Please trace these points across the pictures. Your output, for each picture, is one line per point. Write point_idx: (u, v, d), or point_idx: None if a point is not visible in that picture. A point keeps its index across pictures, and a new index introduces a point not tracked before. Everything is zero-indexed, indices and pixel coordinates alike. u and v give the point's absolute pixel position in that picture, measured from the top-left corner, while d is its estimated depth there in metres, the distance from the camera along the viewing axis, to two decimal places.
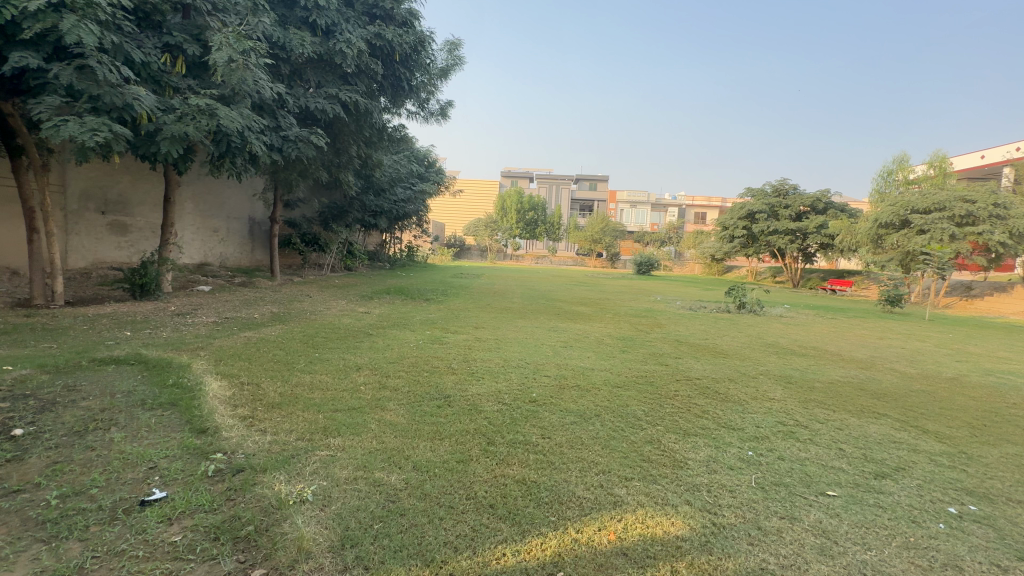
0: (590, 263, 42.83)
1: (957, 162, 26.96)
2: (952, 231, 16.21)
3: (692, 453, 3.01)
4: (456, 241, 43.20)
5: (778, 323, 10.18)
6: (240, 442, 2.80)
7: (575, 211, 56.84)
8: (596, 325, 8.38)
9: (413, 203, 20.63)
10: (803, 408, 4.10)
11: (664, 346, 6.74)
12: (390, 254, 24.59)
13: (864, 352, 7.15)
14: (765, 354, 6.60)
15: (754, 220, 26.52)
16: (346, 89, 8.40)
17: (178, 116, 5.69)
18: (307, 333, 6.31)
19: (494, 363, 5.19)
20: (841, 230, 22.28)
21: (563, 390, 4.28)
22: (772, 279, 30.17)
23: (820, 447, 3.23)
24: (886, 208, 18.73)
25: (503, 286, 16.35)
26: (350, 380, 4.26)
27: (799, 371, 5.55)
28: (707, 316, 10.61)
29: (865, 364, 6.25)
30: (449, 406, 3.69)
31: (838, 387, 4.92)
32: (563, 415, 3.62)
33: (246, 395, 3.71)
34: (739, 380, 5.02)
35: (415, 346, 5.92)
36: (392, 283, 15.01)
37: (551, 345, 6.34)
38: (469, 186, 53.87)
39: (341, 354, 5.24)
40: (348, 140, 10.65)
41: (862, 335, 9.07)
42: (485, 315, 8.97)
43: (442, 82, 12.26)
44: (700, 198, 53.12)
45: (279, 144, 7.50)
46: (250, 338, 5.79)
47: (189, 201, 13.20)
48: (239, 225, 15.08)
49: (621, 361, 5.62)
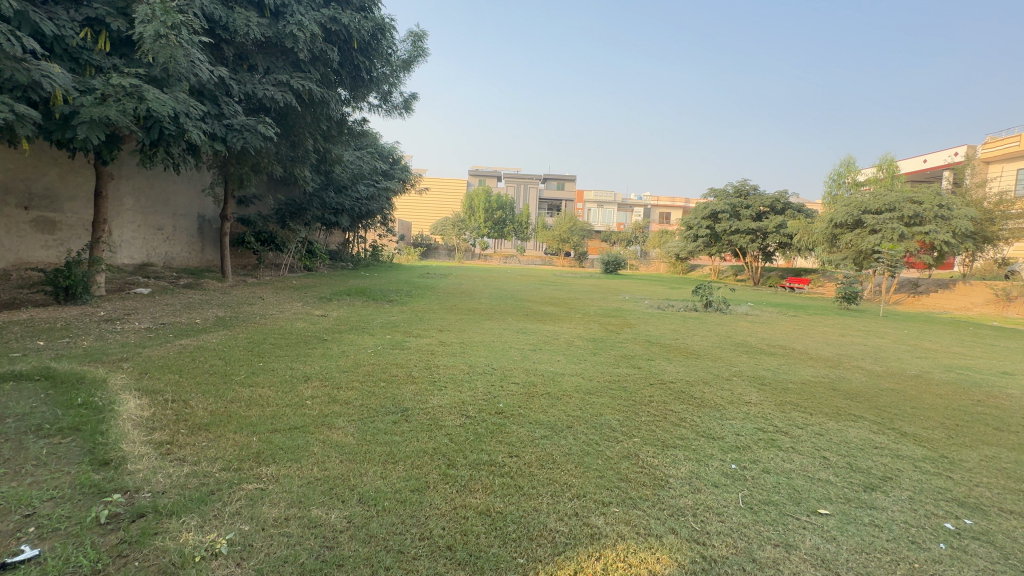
0: (557, 262, 42.90)
1: (904, 165, 28.35)
2: (901, 231, 16.94)
3: (673, 470, 2.75)
4: (422, 241, 42.42)
5: (744, 321, 10.23)
6: (147, 478, 2.34)
7: (543, 211, 56.93)
8: (566, 326, 8.14)
9: (377, 201, 19.93)
10: (780, 412, 3.94)
11: (636, 347, 6.56)
12: (353, 253, 23.71)
13: (830, 350, 7.19)
14: (736, 353, 6.50)
15: (717, 220, 27.09)
16: (298, 76, 7.81)
17: (99, 98, 5.05)
18: (253, 339, 5.76)
19: (458, 369, 4.84)
20: (798, 229, 23.02)
21: (532, 399, 3.97)
22: (734, 277, 31.02)
23: (803, 456, 3.05)
24: (840, 208, 19.43)
25: (470, 286, 15.98)
26: (296, 394, 3.82)
27: (771, 371, 5.46)
28: (675, 315, 10.57)
29: (833, 362, 6.24)
30: (406, 421, 3.32)
31: (811, 388, 4.81)
32: (533, 428, 3.32)
33: (168, 416, 3.21)
34: (714, 382, 4.84)
35: (373, 352, 5.47)
36: (354, 284, 14.36)
37: (519, 348, 6.03)
38: (435, 184, 53.10)
39: (289, 363, 4.77)
40: (304, 132, 10.05)
41: (826, 333, 9.19)
42: (451, 316, 8.59)
43: (405, 74, 11.75)
44: (664, 199, 54.23)
45: (222, 133, 6.86)
46: (186, 347, 5.21)
47: (130, 196, 12.20)
48: (186, 222, 14.09)
49: (592, 364, 5.36)
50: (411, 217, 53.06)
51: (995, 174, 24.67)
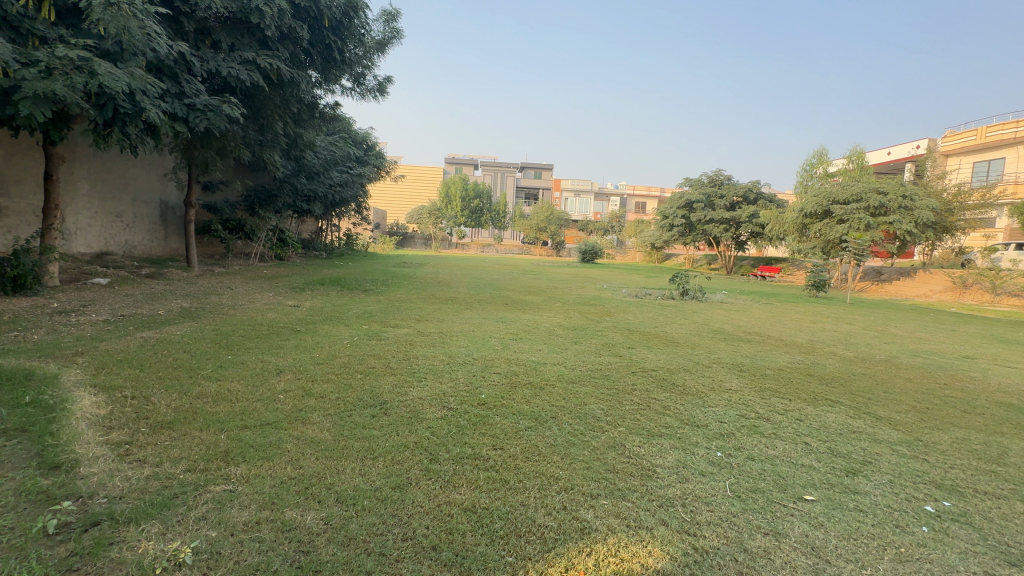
0: (535, 251, 42.88)
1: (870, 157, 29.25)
2: (867, 221, 17.49)
3: (660, 459, 2.71)
4: (398, 230, 41.71)
5: (720, 309, 10.39)
6: (102, 483, 2.15)
7: (520, 200, 56.69)
8: (546, 315, 8.09)
9: (351, 188, 19.39)
10: (761, 399, 3.97)
11: (616, 335, 6.55)
12: (326, 242, 23.10)
13: (803, 337, 7.35)
14: (714, 341, 6.56)
15: (692, 209, 27.46)
16: (265, 54, 7.42)
17: (44, 71, 4.65)
18: (222, 331, 5.49)
19: (438, 360, 4.71)
20: (770, 219, 23.55)
21: (515, 390, 3.89)
22: (708, 266, 31.63)
23: (785, 442, 3.07)
24: (811, 198, 19.92)
25: (448, 275, 15.77)
26: (268, 388, 3.64)
27: (749, 358, 5.53)
28: (653, 303, 10.67)
29: (807, 348, 6.37)
30: (385, 414, 3.20)
31: (788, 375, 4.88)
32: (517, 419, 3.24)
33: (128, 414, 2.99)
34: (695, 369, 4.87)
35: (349, 343, 5.29)
36: (328, 273, 13.97)
37: (499, 338, 5.94)
38: (411, 172, 52.19)
39: (260, 355, 4.56)
40: (272, 114, 9.62)
41: (798, 320, 9.41)
42: (429, 306, 8.43)
43: (379, 56, 11.36)
44: (640, 189, 54.73)
45: (183, 114, 6.46)
46: (149, 339, 4.93)
47: (85, 181, 11.51)
48: (147, 209, 13.40)
49: (574, 353, 5.32)
50: (386, 205, 52.09)
51: (954, 166, 25.69)
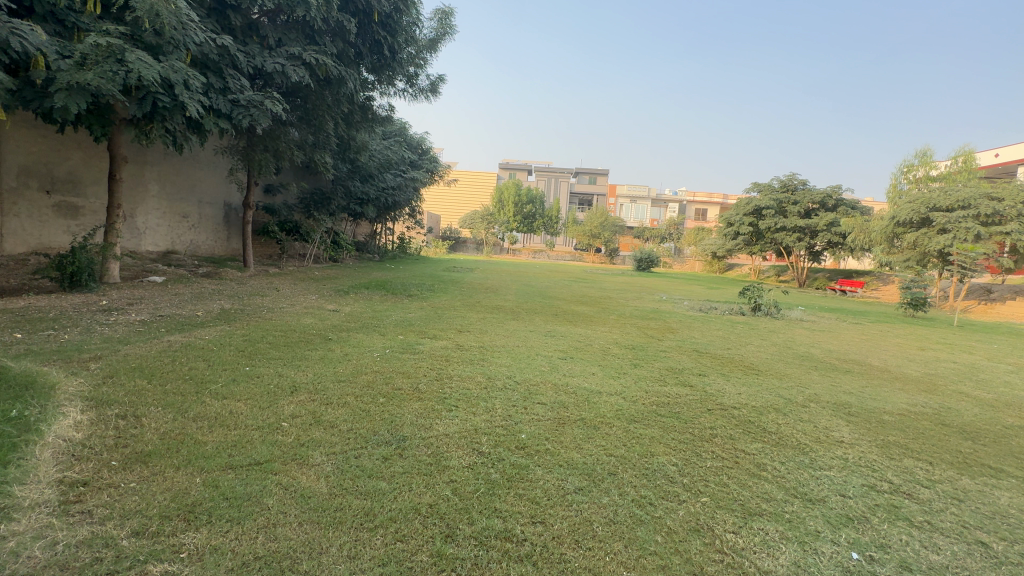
0: (588, 258, 41.68)
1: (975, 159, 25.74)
2: (978, 231, 15.13)
3: (770, 563, 1.90)
4: (451, 234, 42.02)
5: (801, 329, 9.07)
6: (17, 552, 1.66)
7: (574, 205, 55.69)
8: (600, 329, 7.29)
9: (404, 192, 19.35)
10: (892, 461, 2.99)
11: (682, 359, 5.63)
12: (380, 245, 23.30)
13: (916, 369, 6.06)
14: (803, 370, 5.49)
15: (761, 216, 25.38)
16: (312, 49, 7.22)
17: (81, 62, 4.52)
18: (250, 337, 5.15)
19: (474, 383, 4.05)
20: (854, 228, 21.21)
21: (563, 429, 3.15)
22: (777, 278, 29.21)
23: (950, 541, 2.14)
24: (905, 205, 17.64)
25: (496, 281, 15.26)
26: (277, 411, 3.13)
27: (856, 397, 4.48)
28: (720, 319, 9.54)
29: (927, 386, 5.14)
30: (399, 458, 2.57)
31: (916, 423, 3.80)
32: (564, 474, 2.53)
33: (107, 440, 2.55)
34: (789, 410, 3.91)
35: (378, 357, 4.76)
36: (376, 276, 13.83)
37: (547, 356, 5.22)
38: (465, 177, 52.64)
39: (280, 368, 4.11)
40: (323, 115, 9.56)
41: (900, 345, 7.96)
42: (472, 315, 7.85)
43: (431, 55, 11.03)
44: (701, 193, 52.06)
45: (227, 110, 6.29)
46: (173, 345, 4.63)
47: (155, 182, 12.00)
48: (211, 210, 13.88)
49: (634, 380, 4.50)
50: (440, 210, 52.80)
51: None
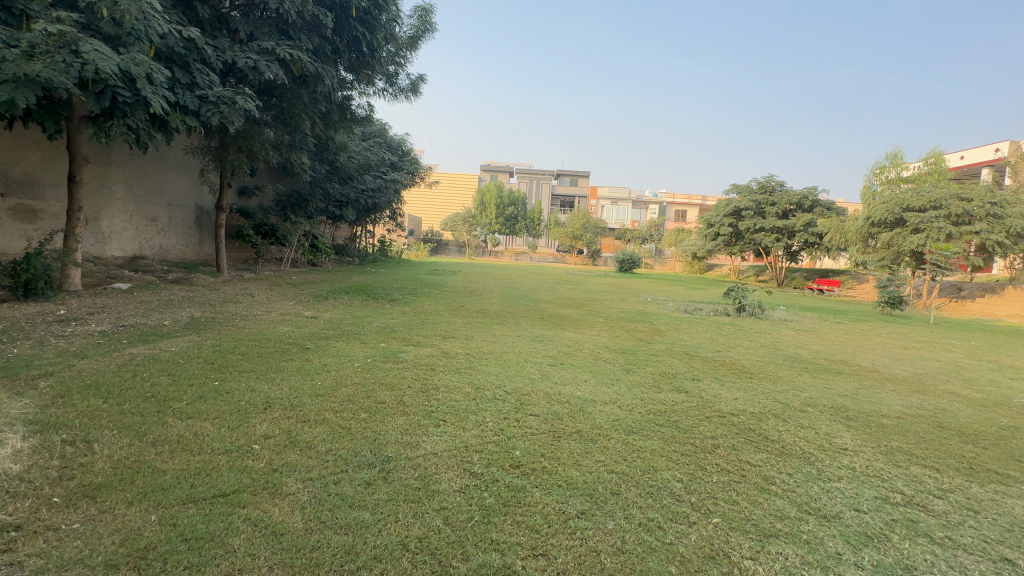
0: (571, 260, 41.73)
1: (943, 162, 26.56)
2: (949, 231, 15.54)
3: None
4: (433, 237, 41.60)
5: (786, 329, 9.09)
6: None
7: (555, 207, 55.80)
8: (588, 333, 7.14)
9: (385, 194, 18.96)
10: (900, 469, 2.89)
11: (674, 363, 5.51)
12: (360, 248, 22.81)
13: (903, 369, 6.07)
14: (795, 372, 5.42)
15: (741, 217, 25.73)
16: (286, 44, 6.92)
17: (30, 52, 4.18)
18: (221, 348, 4.83)
19: (462, 394, 3.83)
20: (830, 228, 21.65)
21: (559, 444, 2.95)
22: (756, 278, 29.66)
23: (976, 559, 2.02)
24: (879, 205, 18.04)
25: (480, 284, 15.03)
26: (248, 432, 2.86)
27: (851, 399, 4.41)
28: (706, 321, 9.51)
29: (918, 387, 5.12)
30: (383, 483, 2.35)
31: (915, 427, 3.73)
32: (564, 495, 2.34)
33: (50, 472, 2.26)
34: (788, 416, 3.80)
35: (359, 367, 4.49)
36: (357, 280, 13.46)
37: (536, 363, 5.03)
38: (446, 179, 52.25)
39: (253, 381, 3.83)
40: (299, 113, 9.24)
41: (884, 345, 8.02)
42: (457, 319, 7.62)
43: (411, 53, 10.78)
44: (680, 196, 52.76)
45: (195, 107, 5.96)
46: (135, 358, 4.29)
47: (121, 184, 11.44)
48: (181, 213, 13.32)
49: (628, 387, 4.34)
50: (422, 212, 52.27)
51: None
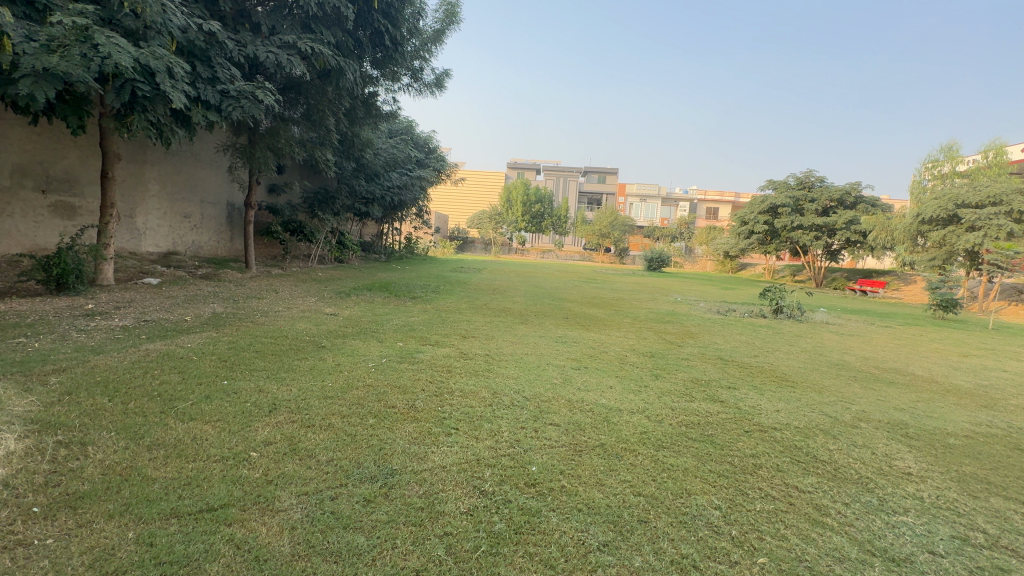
0: (597, 258, 41.10)
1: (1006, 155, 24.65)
2: (1010, 229, 14.38)
3: None
4: (459, 234, 41.68)
5: (829, 333, 8.51)
6: None
7: (582, 205, 55.13)
8: (614, 334, 6.81)
9: (411, 191, 18.95)
10: (978, 502, 2.49)
11: (707, 368, 5.12)
12: (386, 245, 22.96)
13: (964, 380, 5.51)
14: (843, 381, 4.96)
15: (777, 214, 24.65)
16: (307, 37, 6.84)
17: (49, 46, 4.17)
18: (236, 345, 4.74)
19: (478, 399, 3.60)
20: (875, 225, 20.47)
21: (580, 459, 2.68)
22: (792, 278, 28.46)
23: None
24: (931, 201, 16.89)
25: (504, 282, 14.83)
26: (249, 437, 2.70)
27: (909, 414, 3.97)
28: (741, 323, 9.02)
29: (986, 401, 4.60)
30: (383, 501, 2.13)
31: (988, 449, 3.28)
32: (584, 522, 2.07)
33: (35, 479, 2.13)
34: (838, 432, 3.41)
35: (373, 367, 4.32)
36: (380, 277, 13.45)
37: (559, 366, 4.75)
38: (473, 176, 52.29)
39: (263, 381, 3.70)
40: (324, 109, 9.22)
41: (939, 352, 7.38)
42: (478, 318, 7.42)
43: (436, 48, 10.62)
44: (712, 193, 51.29)
45: (216, 102, 5.92)
46: (149, 354, 4.22)
47: (155, 182, 11.71)
48: (213, 210, 13.59)
49: (657, 395, 4.02)
50: (448, 210, 52.52)
51: None
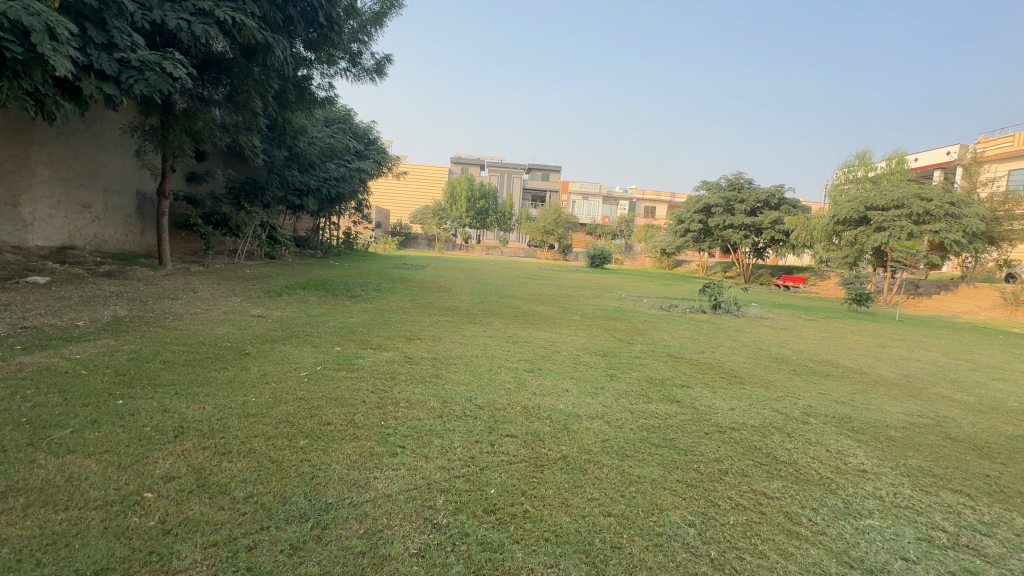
0: (542, 254, 41.45)
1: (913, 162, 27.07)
2: (910, 230, 15.89)
3: None
4: (401, 230, 40.49)
5: (764, 327, 8.89)
6: None
7: (526, 202, 55.41)
8: (565, 332, 6.68)
9: (350, 183, 17.95)
10: (932, 498, 2.51)
11: (658, 366, 5.07)
12: (322, 240, 21.71)
13: (887, 370, 5.86)
14: (785, 375, 5.10)
15: (710, 214, 25.93)
16: (226, 5, 6.10)
17: None
18: (139, 355, 4.07)
19: (426, 410, 3.26)
20: (796, 225, 22.02)
21: (542, 476, 2.43)
22: (723, 274, 30.11)
23: None
24: (845, 203, 18.36)
25: (449, 279, 14.40)
26: (144, 472, 2.21)
27: (850, 407, 4.09)
28: (684, 318, 9.23)
29: (911, 391, 4.87)
30: (315, 547, 1.78)
31: (926, 440, 3.41)
32: (553, 555, 1.84)
33: None
34: (792, 430, 3.41)
35: (306, 377, 3.84)
36: (316, 275, 12.58)
37: (511, 369, 4.50)
38: (415, 170, 50.91)
39: (170, 399, 3.14)
40: (249, 90, 8.36)
41: (861, 343, 7.89)
42: (424, 318, 7.02)
43: (376, 31, 9.98)
44: (650, 193, 53.30)
45: (114, 72, 5.10)
46: (23, 369, 3.49)
47: (45, 166, 10.20)
48: (120, 199, 12.08)
49: (614, 397, 3.87)
50: (389, 204, 50.85)
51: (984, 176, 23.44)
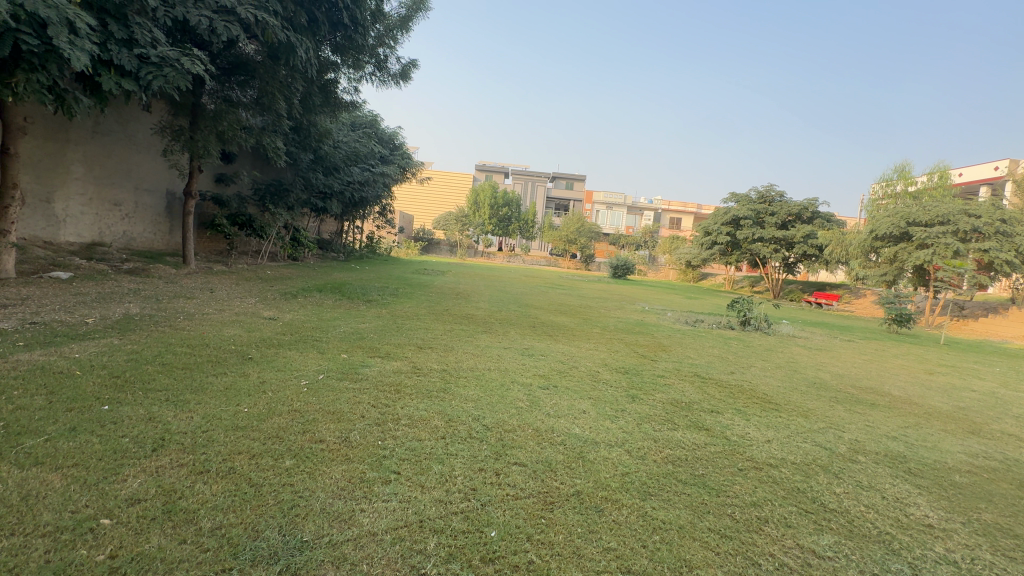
0: (563, 263, 41.09)
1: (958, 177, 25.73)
2: (956, 247, 14.94)
3: None
4: (424, 236, 40.76)
5: (797, 347, 8.36)
6: None
7: (550, 210, 55.18)
8: (584, 346, 6.34)
9: (373, 188, 18.01)
10: (1019, 567, 2.10)
11: (685, 388, 4.68)
12: (345, 243, 21.85)
13: (940, 400, 5.32)
14: (825, 403, 4.65)
15: (738, 226, 25.17)
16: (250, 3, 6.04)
17: None
18: (139, 356, 3.93)
19: (429, 430, 2.98)
20: (831, 240, 21.12)
21: (552, 517, 2.13)
22: (750, 289, 29.16)
23: None
24: (885, 218, 17.46)
25: (468, 285, 14.19)
26: (108, 492, 1.99)
27: (903, 444, 3.64)
28: (711, 334, 8.77)
29: (971, 426, 4.36)
30: None
31: (999, 489, 2.95)
32: None
33: None
34: (839, 469, 3.01)
35: (306, 386, 3.61)
36: (335, 278, 12.53)
37: (524, 385, 4.19)
38: (439, 176, 51.33)
39: (159, 406, 2.95)
40: (274, 91, 8.35)
41: (906, 368, 7.29)
42: (438, 326, 6.78)
43: (402, 36, 9.90)
44: (676, 204, 52.39)
45: (133, 68, 5.06)
46: (17, 367, 3.37)
47: (79, 164, 10.45)
48: (150, 198, 12.31)
49: (635, 422, 3.52)
50: (414, 210, 51.34)
51: None
